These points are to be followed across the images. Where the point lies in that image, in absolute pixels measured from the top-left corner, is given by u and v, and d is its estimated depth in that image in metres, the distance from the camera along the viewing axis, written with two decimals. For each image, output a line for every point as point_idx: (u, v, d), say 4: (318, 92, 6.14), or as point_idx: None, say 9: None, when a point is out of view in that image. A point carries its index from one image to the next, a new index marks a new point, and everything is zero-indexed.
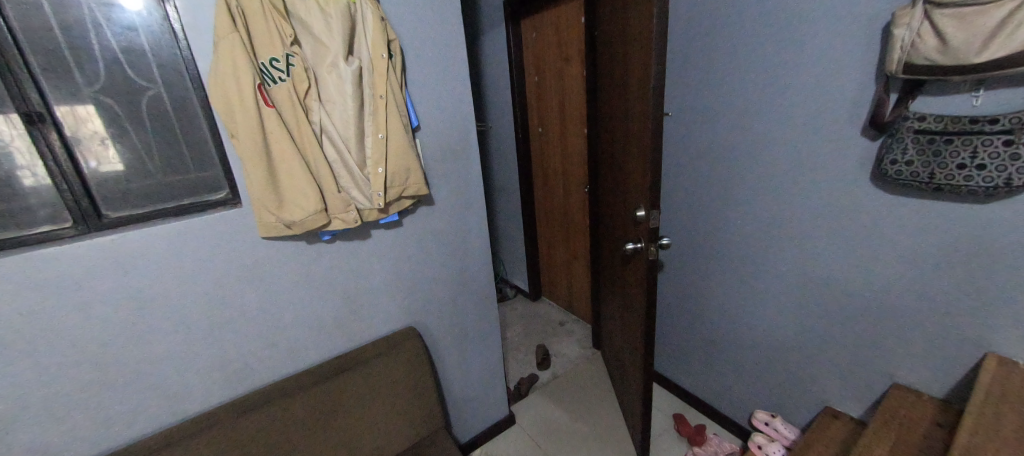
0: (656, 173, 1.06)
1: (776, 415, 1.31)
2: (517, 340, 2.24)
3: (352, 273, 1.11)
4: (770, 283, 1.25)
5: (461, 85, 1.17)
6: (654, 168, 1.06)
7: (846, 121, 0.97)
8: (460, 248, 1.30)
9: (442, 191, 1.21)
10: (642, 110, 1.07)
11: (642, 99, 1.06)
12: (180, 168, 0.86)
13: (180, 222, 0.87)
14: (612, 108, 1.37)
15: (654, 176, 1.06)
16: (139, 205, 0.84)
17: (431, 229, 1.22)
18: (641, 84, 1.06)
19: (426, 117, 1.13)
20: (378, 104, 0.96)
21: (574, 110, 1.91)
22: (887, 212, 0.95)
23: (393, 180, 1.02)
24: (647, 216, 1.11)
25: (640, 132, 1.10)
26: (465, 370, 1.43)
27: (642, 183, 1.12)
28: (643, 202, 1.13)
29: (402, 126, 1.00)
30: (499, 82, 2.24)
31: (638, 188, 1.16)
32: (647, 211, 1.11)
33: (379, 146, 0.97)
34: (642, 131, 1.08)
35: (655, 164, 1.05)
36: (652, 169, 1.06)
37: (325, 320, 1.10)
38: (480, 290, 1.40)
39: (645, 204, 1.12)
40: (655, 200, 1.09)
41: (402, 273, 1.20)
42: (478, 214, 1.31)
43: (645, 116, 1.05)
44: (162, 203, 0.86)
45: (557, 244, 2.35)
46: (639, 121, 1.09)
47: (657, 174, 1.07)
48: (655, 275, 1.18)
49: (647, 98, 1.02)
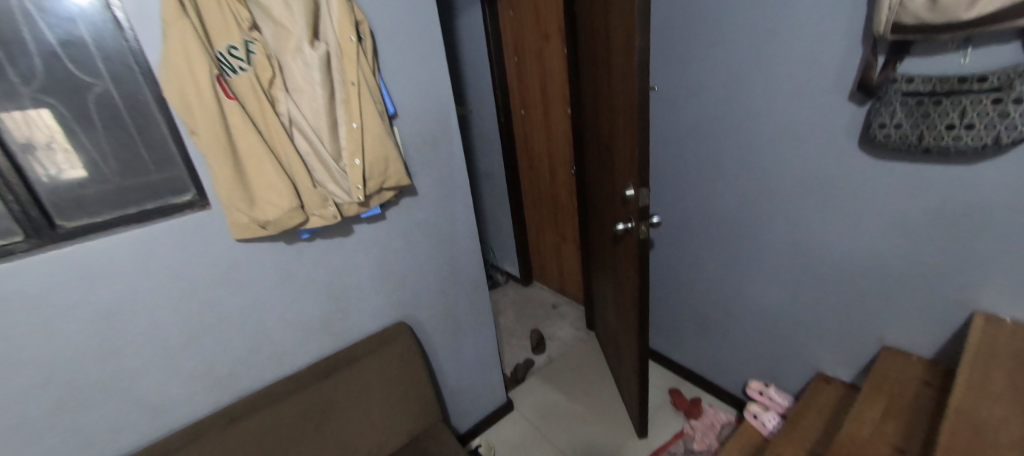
0: (645, 150, 1.04)
1: (769, 385, 1.33)
2: (511, 326, 2.23)
3: (336, 271, 1.07)
4: (760, 255, 1.25)
5: (438, 68, 1.12)
6: (642, 145, 1.03)
7: (833, 87, 0.95)
8: (447, 238, 1.27)
9: (424, 181, 1.17)
10: (627, 86, 1.03)
11: (626, 76, 1.03)
12: (137, 171, 0.80)
13: (146, 228, 0.81)
14: (595, 85, 1.33)
15: (643, 154, 1.04)
16: (97, 213, 0.78)
17: (416, 221, 1.18)
18: (625, 59, 1.02)
19: (402, 103, 1.07)
20: (350, 92, 0.90)
21: (556, 90, 1.86)
22: (874, 178, 0.95)
23: (372, 172, 0.97)
24: (637, 195, 1.08)
25: (627, 110, 1.06)
26: (460, 361, 1.41)
27: (630, 162, 1.09)
28: (632, 181, 1.10)
29: (377, 114, 0.95)
30: (477, 64, 2.17)
31: (627, 168, 1.13)
32: (636, 190, 1.08)
33: (354, 136, 0.92)
34: (628, 108, 1.05)
35: (643, 142, 1.03)
36: (640, 147, 1.03)
37: (312, 321, 1.06)
38: (471, 280, 1.37)
39: (634, 183, 1.09)
40: (645, 178, 1.07)
41: (389, 267, 1.16)
42: (464, 203, 1.27)
43: (630, 92, 1.01)
44: (123, 209, 0.80)
45: (546, 228, 2.33)
46: (625, 99, 1.06)
47: (645, 153, 1.04)
48: (646, 254, 1.17)
49: (632, 73, 0.98)
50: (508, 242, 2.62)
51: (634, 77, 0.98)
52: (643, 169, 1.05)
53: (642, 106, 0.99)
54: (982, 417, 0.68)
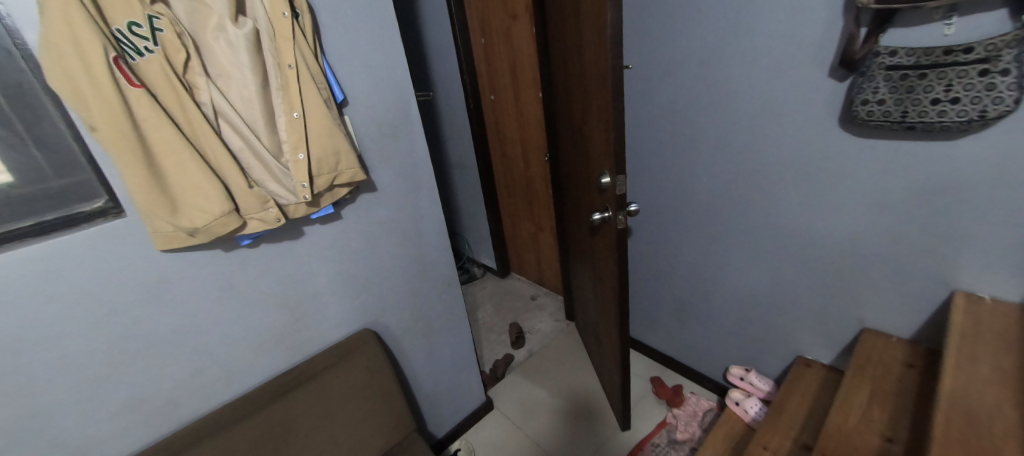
0: (621, 136, 0.97)
1: (750, 370, 1.32)
2: (490, 320, 2.16)
3: (288, 278, 0.96)
4: (740, 240, 1.22)
5: (393, 48, 1.00)
6: (618, 129, 0.96)
7: (813, 62, 0.90)
8: (414, 236, 1.17)
9: (384, 174, 1.06)
10: (600, 66, 0.95)
11: (599, 55, 0.94)
12: (31, 178, 0.66)
13: (42, 244, 0.68)
14: (567, 65, 1.24)
15: (619, 139, 0.97)
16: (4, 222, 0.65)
17: (377, 219, 1.08)
18: (597, 36, 0.93)
19: (353, 89, 0.96)
20: (287, 76, 0.79)
21: (526, 73, 1.77)
22: (855, 157, 0.91)
23: (320, 167, 0.86)
24: (613, 183, 1.02)
25: (600, 92, 0.99)
26: (435, 364, 1.34)
27: (606, 148, 1.02)
28: (607, 169, 1.04)
29: (321, 102, 0.83)
30: (442, 47, 2.04)
31: (603, 155, 1.06)
32: (612, 178, 1.02)
33: (295, 127, 0.81)
34: (601, 89, 0.97)
35: (618, 126, 0.96)
36: (614, 132, 0.96)
37: (263, 336, 0.95)
38: (443, 279, 1.28)
39: (609, 171, 1.03)
40: (621, 165, 1.00)
41: (349, 271, 1.06)
42: (430, 197, 1.18)
43: (603, 73, 0.94)
44: (34, 218, 0.68)
45: (522, 218, 2.25)
46: (598, 80, 0.98)
47: (620, 138, 0.97)
48: (625, 244, 1.12)
49: (604, 52, 0.90)
50: (483, 234, 2.53)
51: (606, 56, 0.90)
52: (619, 156, 0.99)
53: (616, 88, 0.92)
54: (974, 405, 0.65)
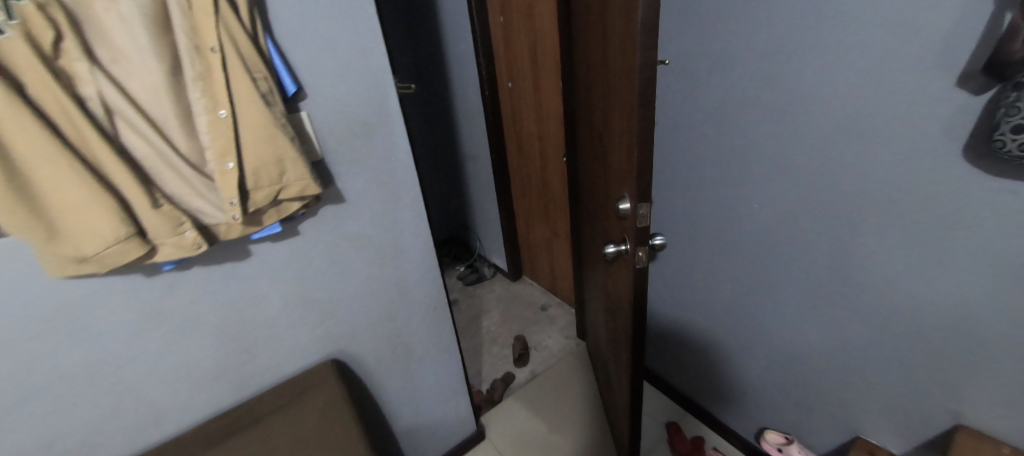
0: (648, 155, 0.74)
1: (791, 439, 1.12)
2: (494, 330, 1.98)
3: (229, 306, 0.81)
4: (797, 284, 0.96)
5: (365, 29, 0.80)
6: (645, 147, 0.73)
7: (932, 66, 0.63)
8: (393, 255, 1.00)
9: (355, 183, 0.88)
10: (627, 61, 0.71)
11: (627, 47, 0.70)
12: None
13: None
14: (589, 54, 0.99)
15: (646, 159, 0.74)
16: None
17: (345, 235, 0.91)
18: (626, 21, 0.69)
19: (311, 79, 0.78)
20: (210, 63, 0.61)
21: (547, 59, 1.52)
22: (980, 205, 0.65)
23: (257, 179, 0.68)
24: (634, 212, 0.79)
25: (625, 95, 0.75)
26: (417, 394, 1.18)
27: (628, 168, 0.79)
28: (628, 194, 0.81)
29: (257, 97, 0.65)
30: (457, 25, 1.81)
31: (625, 176, 0.83)
32: (633, 205, 0.79)
33: (220, 129, 0.63)
34: (627, 93, 0.74)
35: (644, 142, 0.72)
36: (639, 150, 0.73)
37: (201, 371, 0.81)
38: (428, 300, 1.11)
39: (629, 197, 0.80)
40: (644, 192, 0.77)
41: (310, 296, 0.90)
42: (413, 208, 0.99)
43: (631, 72, 0.70)
44: None
45: (536, 220, 2.04)
46: (625, 80, 0.74)
47: (646, 158, 0.74)
48: (644, 285, 0.89)
49: (633, 44, 0.66)
50: (494, 232, 2.33)
51: (635, 49, 0.66)
52: (642, 182, 0.76)
53: (646, 93, 0.68)
54: None
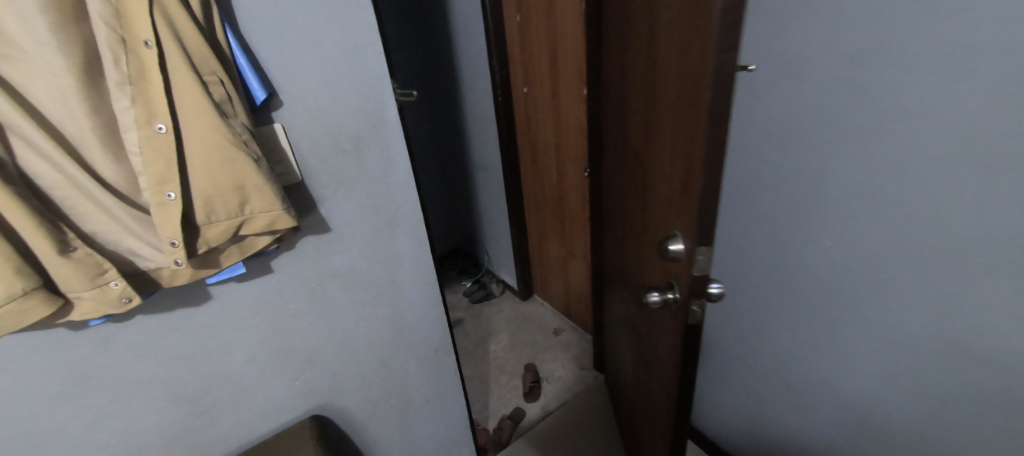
0: (716, 187, 0.56)
1: None
2: (503, 356, 1.81)
3: (182, 361, 0.65)
4: (872, 360, 0.73)
5: (355, 21, 0.65)
6: (713, 177, 0.56)
7: None
8: (388, 292, 0.84)
9: (343, 209, 0.73)
10: (688, 65, 0.54)
11: (689, 46, 0.53)
12: None
13: None
14: (622, 56, 0.82)
15: (712, 192, 0.57)
16: None
17: (330, 271, 0.75)
18: (688, 12, 0.52)
19: (289, 84, 0.62)
20: (144, 62, 0.46)
21: (569, 62, 1.36)
22: None
23: (210, 211, 0.53)
24: (690, 257, 0.62)
25: (683, 109, 0.58)
26: (414, 448, 1.02)
27: (685, 201, 0.62)
28: (682, 233, 0.64)
29: (210, 106, 0.49)
30: (469, 25, 1.66)
31: (677, 210, 0.66)
32: (689, 248, 0.62)
33: (158, 149, 0.48)
34: (686, 107, 0.57)
35: (711, 172, 0.55)
36: (703, 181, 0.56)
37: (146, 439, 0.66)
38: (429, 341, 0.94)
39: (684, 237, 0.63)
40: (706, 233, 0.60)
41: (286, 344, 0.74)
42: (413, 237, 0.83)
43: (695, 80, 0.53)
44: None
45: (550, 237, 1.87)
46: (682, 90, 0.57)
47: (711, 191, 0.57)
48: (696, 343, 0.72)
49: (701, 43, 0.49)
50: (504, 246, 2.16)
51: (703, 52, 0.49)
52: (705, 221, 0.59)
53: (721, 108, 0.51)
54: None
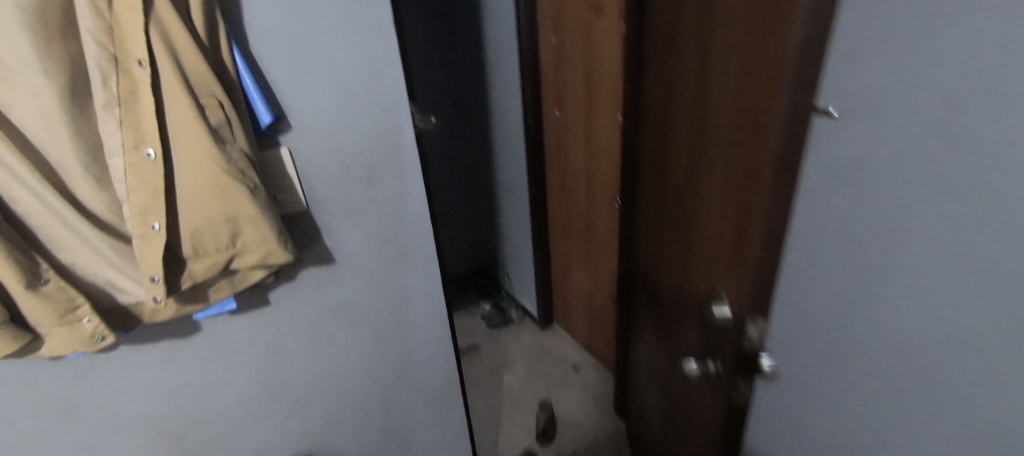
0: (777, 252, 0.47)
1: None
2: (517, 390, 1.71)
3: (168, 395, 0.61)
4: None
5: (375, 42, 0.60)
6: (774, 240, 0.46)
7: None
8: (394, 328, 0.78)
9: (349, 239, 0.67)
10: (748, 104, 0.45)
11: (751, 82, 0.44)
12: None
13: None
14: (665, 85, 0.73)
15: (773, 257, 0.47)
16: None
17: (332, 304, 0.70)
18: (750, 43, 0.43)
19: (298, 106, 0.58)
20: (137, 84, 0.42)
21: (605, 86, 1.29)
22: None
23: (199, 243, 0.48)
24: (739, 329, 0.52)
25: (740, 155, 0.49)
26: None
27: (738, 262, 0.52)
28: (729, 299, 0.54)
29: (205, 131, 0.45)
30: (504, 45, 1.62)
31: (726, 270, 0.56)
32: (739, 318, 0.52)
33: (144, 176, 0.44)
34: (744, 153, 0.47)
35: (772, 233, 0.46)
36: (761, 243, 0.47)
37: None
38: (434, 382, 0.87)
39: (732, 304, 0.54)
40: (762, 304, 0.50)
41: (279, 379, 0.69)
42: (424, 270, 0.77)
43: (757, 124, 0.44)
44: None
45: (575, 266, 1.77)
46: (740, 132, 0.48)
47: (772, 256, 0.47)
48: (742, 425, 0.60)
49: (765, 81, 0.40)
50: (526, 271, 2.07)
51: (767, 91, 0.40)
52: (761, 290, 0.49)
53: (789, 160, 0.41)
54: None
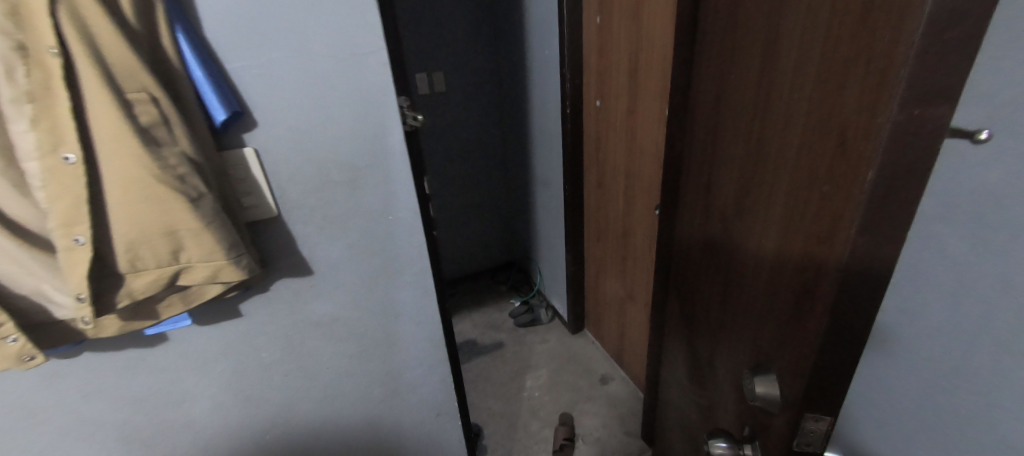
0: (860, 339, 0.34)
1: None
2: (539, 398, 1.61)
3: (135, 404, 0.57)
4: None
5: (353, 25, 0.51)
6: (852, 319, 0.34)
7: None
8: (383, 344, 0.70)
9: (329, 249, 0.60)
10: (845, 126, 0.32)
11: (855, 93, 0.31)
12: None
13: None
14: (712, 86, 0.59)
15: (852, 345, 0.34)
16: None
17: (312, 318, 0.63)
18: (862, 35, 0.30)
19: (263, 100, 0.50)
20: (52, 76, 0.36)
21: (652, 74, 1.11)
22: None
23: (136, 257, 0.43)
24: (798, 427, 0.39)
25: (822, 195, 0.36)
26: None
27: (798, 337, 0.39)
28: (779, 381, 0.42)
29: (132, 131, 0.39)
30: (544, 26, 1.46)
31: (778, 340, 0.43)
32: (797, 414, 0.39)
33: (65, 183, 0.38)
34: (830, 192, 0.34)
35: (848, 309, 0.33)
36: (833, 319, 0.35)
37: None
38: (429, 402, 0.80)
39: (783, 387, 0.41)
40: (826, 401, 0.37)
41: (255, 393, 0.64)
42: (417, 285, 0.68)
43: (856, 154, 0.31)
44: None
45: (609, 272, 1.62)
46: (823, 164, 0.35)
47: (850, 342, 0.34)
48: None
49: (886, 92, 0.28)
50: (557, 271, 1.95)
51: (884, 107, 0.28)
52: (828, 383, 0.36)
53: (897, 212, 0.29)
54: None
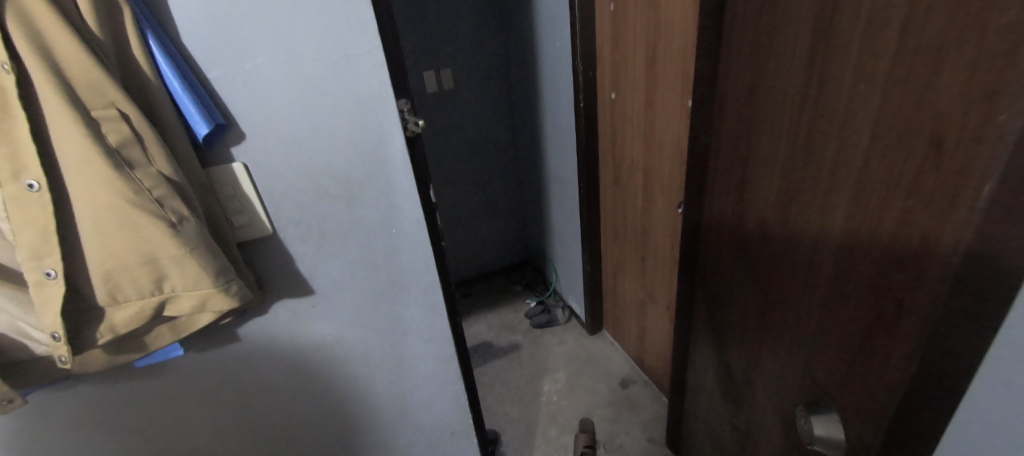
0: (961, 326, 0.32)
1: None
2: (557, 402, 1.56)
3: (134, 438, 0.54)
4: None
5: (344, 24, 0.46)
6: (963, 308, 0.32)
7: None
8: (391, 363, 0.67)
9: (328, 268, 0.56)
10: (939, 142, 0.31)
11: (952, 95, 0.30)
12: None
13: None
14: (744, 80, 0.53)
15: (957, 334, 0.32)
16: None
17: (314, 339, 0.60)
18: (964, 31, 0.29)
19: (248, 112, 0.46)
20: (7, 95, 0.33)
21: (672, 62, 1.04)
22: None
23: (115, 289, 0.39)
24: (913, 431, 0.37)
25: (906, 212, 0.34)
26: None
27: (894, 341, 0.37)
28: (860, 408, 0.42)
29: (97, 152, 0.35)
30: (555, 16, 1.39)
31: (849, 367, 0.42)
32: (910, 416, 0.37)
33: (30, 213, 0.35)
34: (916, 208, 0.34)
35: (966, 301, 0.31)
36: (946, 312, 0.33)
37: None
38: (442, 420, 0.76)
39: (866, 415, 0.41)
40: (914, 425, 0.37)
41: (259, 419, 0.61)
42: (425, 301, 0.64)
43: (961, 163, 0.30)
44: None
45: (627, 271, 1.56)
46: (906, 173, 0.34)
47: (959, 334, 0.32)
48: None
49: (1005, 90, 0.27)
50: (573, 270, 1.89)
51: (1005, 107, 0.27)
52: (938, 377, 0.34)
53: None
54: None
